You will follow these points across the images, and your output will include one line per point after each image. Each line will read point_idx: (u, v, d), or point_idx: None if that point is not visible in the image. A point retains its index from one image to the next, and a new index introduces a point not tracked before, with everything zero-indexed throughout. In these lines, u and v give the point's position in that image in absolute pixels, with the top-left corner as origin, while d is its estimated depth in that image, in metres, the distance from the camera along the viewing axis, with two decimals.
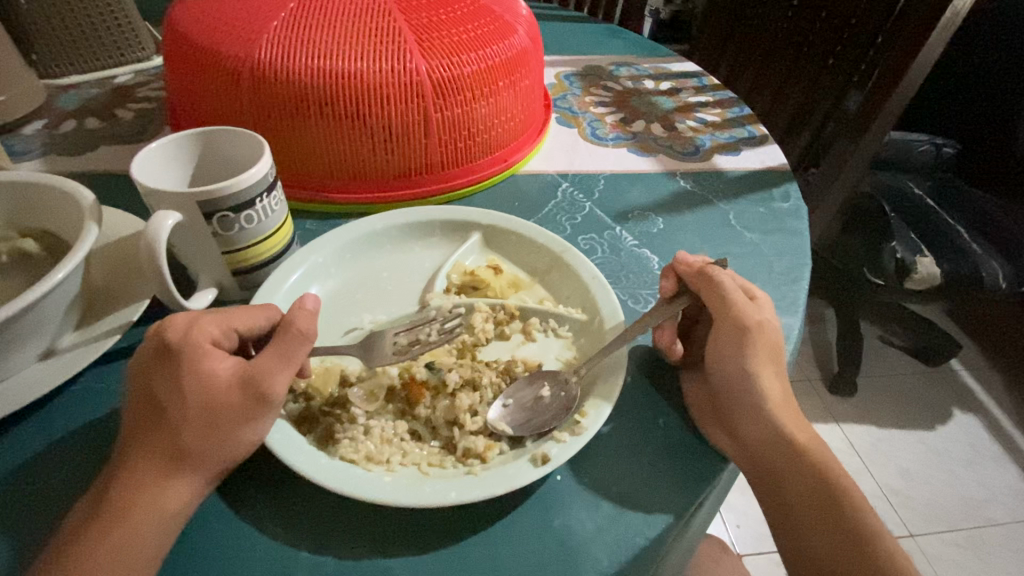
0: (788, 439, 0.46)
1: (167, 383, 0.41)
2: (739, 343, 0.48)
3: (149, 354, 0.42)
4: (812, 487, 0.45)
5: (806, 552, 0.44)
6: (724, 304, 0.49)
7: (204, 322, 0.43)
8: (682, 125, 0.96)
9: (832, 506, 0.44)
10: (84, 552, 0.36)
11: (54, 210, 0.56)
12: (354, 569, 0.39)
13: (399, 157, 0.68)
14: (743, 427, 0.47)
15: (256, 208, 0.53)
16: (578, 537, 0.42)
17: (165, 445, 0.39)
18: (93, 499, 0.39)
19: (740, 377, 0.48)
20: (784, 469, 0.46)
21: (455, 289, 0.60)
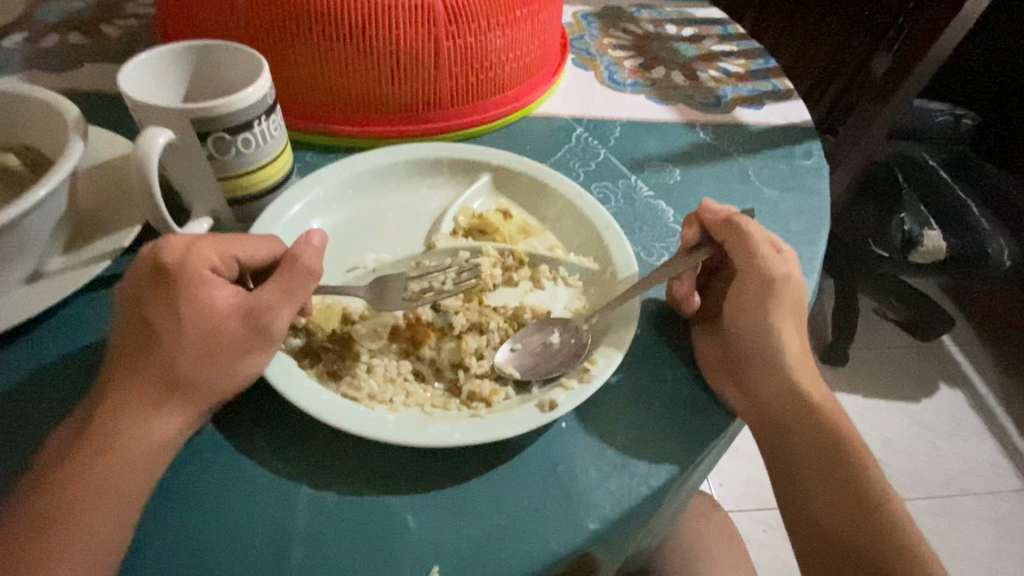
0: (800, 394, 0.45)
1: (160, 306, 0.39)
2: (761, 296, 0.47)
3: (141, 276, 0.40)
4: (820, 446, 0.44)
5: (805, 508, 0.43)
6: (750, 255, 0.48)
7: (201, 246, 0.40)
8: (704, 74, 0.91)
9: (838, 465, 0.43)
10: (72, 474, 0.35)
11: (35, 125, 0.52)
12: (354, 506, 0.38)
13: (407, 89, 0.64)
14: (755, 382, 0.46)
15: (254, 131, 0.49)
16: (582, 482, 0.41)
17: (156, 372, 0.37)
18: (80, 422, 0.37)
19: (758, 330, 0.47)
20: (792, 424, 0.45)
21: (462, 232, 0.58)
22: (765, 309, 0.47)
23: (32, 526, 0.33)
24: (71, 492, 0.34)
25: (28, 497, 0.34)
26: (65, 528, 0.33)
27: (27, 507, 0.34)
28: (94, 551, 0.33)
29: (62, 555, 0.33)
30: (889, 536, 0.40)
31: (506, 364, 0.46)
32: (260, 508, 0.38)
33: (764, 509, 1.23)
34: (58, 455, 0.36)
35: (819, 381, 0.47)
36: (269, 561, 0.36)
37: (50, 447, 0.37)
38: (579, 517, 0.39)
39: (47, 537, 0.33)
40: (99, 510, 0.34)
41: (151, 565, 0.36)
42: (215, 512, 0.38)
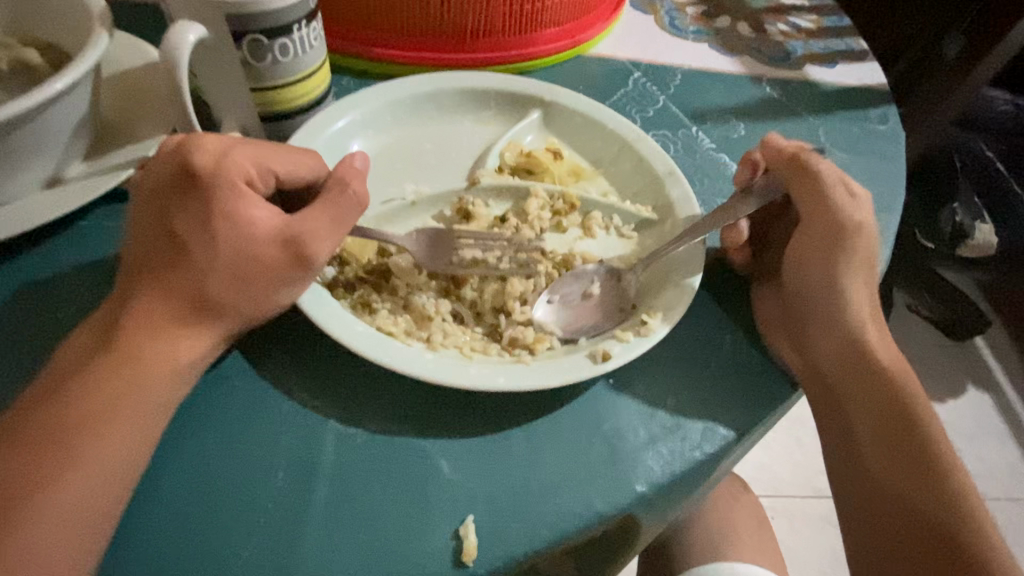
0: (868, 359, 0.41)
1: (189, 217, 0.35)
2: (831, 247, 0.43)
3: (166, 179, 0.36)
4: (884, 416, 0.40)
5: (865, 480, 0.39)
6: (817, 202, 0.44)
7: (236, 154, 0.37)
8: (771, 27, 0.79)
9: (902, 434, 0.39)
10: (88, 388, 0.32)
11: (59, 18, 0.48)
12: (386, 447, 0.35)
13: (454, 11, 0.59)
14: (815, 340, 0.43)
15: (292, 38, 0.45)
16: (629, 440, 0.37)
17: (182, 287, 0.34)
18: (96, 333, 0.34)
19: (826, 285, 0.43)
20: (849, 387, 0.41)
21: (508, 169, 0.53)
22: (833, 265, 0.43)
23: (38, 440, 0.30)
24: (88, 407, 0.31)
25: (31, 409, 0.31)
26: (75, 444, 0.31)
27: (32, 420, 0.31)
28: (108, 470, 0.31)
29: (73, 473, 0.30)
30: (958, 521, 0.37)
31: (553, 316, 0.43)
32: (285, 440, 0.35)
33: (775, 495, 1.19)
34: (72, 368, 0.33)
35: (893, 348, 0.43)
36: (293, 489, 0.34)
37: (59, 358, 0.34)
38: (622, 475, 0.36)
39: (55, 452, 0.30)
40: (116, 428, 0.31)
41: (167, 489, 0.33)
42: (236, 438, 0.35)
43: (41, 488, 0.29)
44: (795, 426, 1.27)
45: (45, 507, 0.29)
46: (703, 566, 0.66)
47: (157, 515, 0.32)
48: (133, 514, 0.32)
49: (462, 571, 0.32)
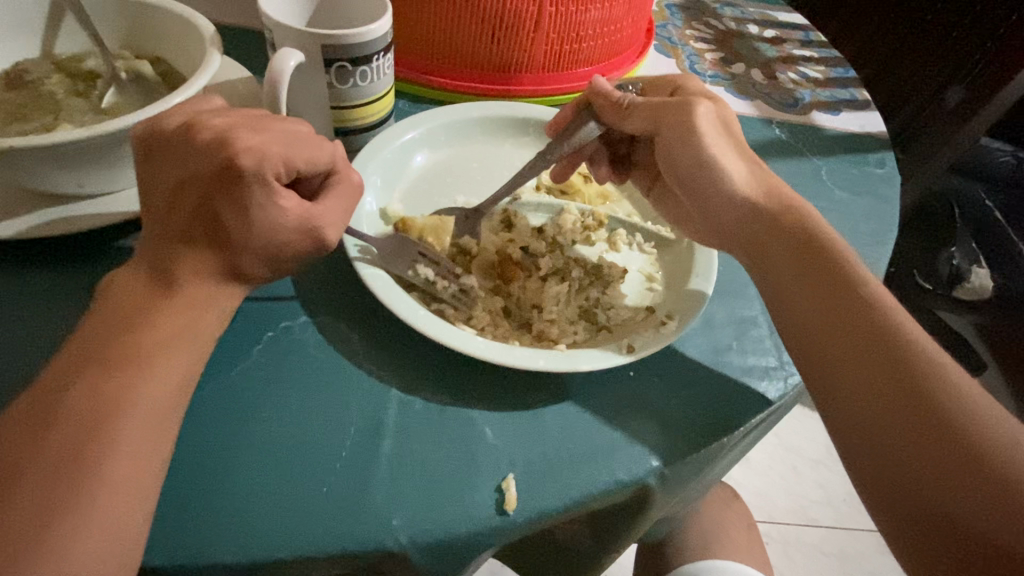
0: (828, 282, 0.42)
1: (227, 203, 0.38)
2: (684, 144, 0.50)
3: (203, 167, 0.38)
4: (823, 288, 0.42)
5: (826, 372, 0.40)
6: (658, 116, 0.52)
7: (266, 146, 0.39)
8: (782, 75, 0.87)
9: (847, 307, 0.41)
10: (141, 337, 0.35)
11: (170, 37, 0.55)
12: (440, 414, 0.42)
13: (504, 48, 0.67)
14: (783, 283, 0.44)
15: (372, 65, 0.52)
16: (647, 423, 0.43)
17: (225, 257, 0.39)
18: (144, 282, 0.38)
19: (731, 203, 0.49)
20: (786, 272, 0.44)
21: (546, 189, 0.61)
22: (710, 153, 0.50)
23: (99, 381, 0.34)
24: (135, 350, 0.35)
25: (90, 350, 0.35)
26: (135, 391, 0.34)
27: (91, 360, 0.34)
28: (160, 416, 0.34)
29: (130, 417, 0.33)
30: (925, 384, 0.37)
31: (574, 306, 0.50)
32: (356, 405, 0.41)
33: (769, 520, 1.23)
34: (123, 312, 0.36)
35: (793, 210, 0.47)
36: (360, 443, 0.40)
37: (106, 301, 0.37)
38: (642, 451, 0.42)
39: (109, 397, 0.33)
40: (168, 378, 0.35)
41: (257, 438, 0.39)
42: (312, 400, 0.41)
43: (101, 430, 0.32)
44: (791, 455, 1.31)
45: (107, 448, 0.32)
46: (698, 563, 0.72)
47: (245, 465, 0.38)
48: (208, 450, 0.38)
49: (505, 518, 0.37)
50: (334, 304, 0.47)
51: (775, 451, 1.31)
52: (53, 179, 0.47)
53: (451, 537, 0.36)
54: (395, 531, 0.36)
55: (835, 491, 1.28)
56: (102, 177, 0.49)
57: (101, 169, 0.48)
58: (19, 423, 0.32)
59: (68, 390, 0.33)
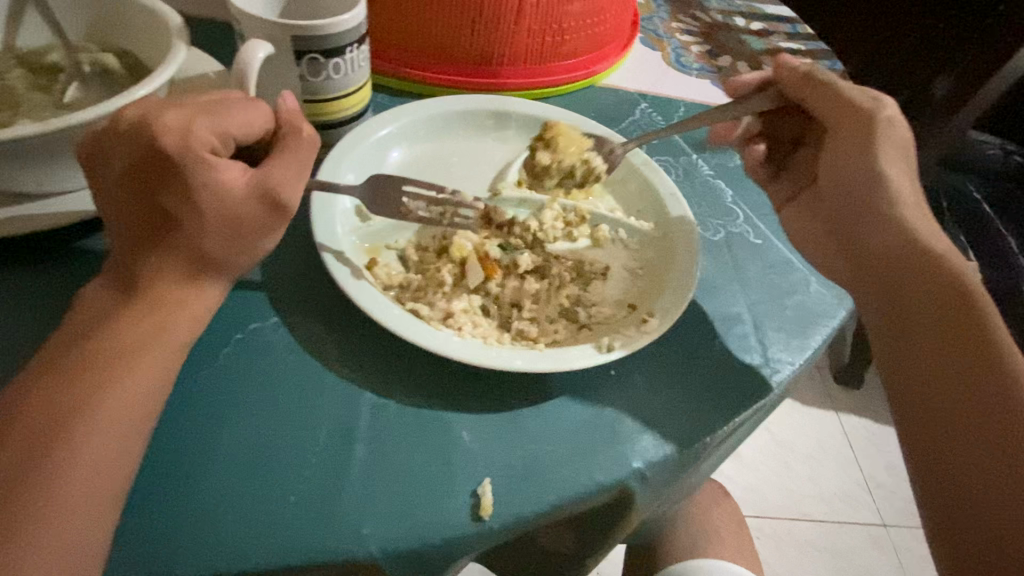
0: (951, 297, 0.42)
1: (172, 189, 0.37)
2: (862, 146, 0.50)
3: (138, 155, 0.37)
4: (942, 300, 0.42)
5: (917, 372, 0.40)
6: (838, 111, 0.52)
7: (188, 122, 0.37)
8: (769, 68, 0.86)
9: (959, 321, 0.41)
10: (100, 350, 0.35)
11: (136, 31, 0.54)
12: (413, 417, 0.40)
13: (484, 41, 0.66)
14: (901, 302, 0.43)
15: (345, 57, 0.51)
16: (629, 424, 0.42)
17: (185, 248, 0.37)
18: (114, 290, 0.37)
19: (890, 211, 0.48)
20: (905, 277, 0.44)
21: (526, 184, 0.59)
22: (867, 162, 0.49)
23: (56, 399, 0.33)
24: (96, 353, 0.34)
25: (50, 366, 0.34)
26: (89, 410, 0.33)
27: (50, 376, 0.34)
28: (113, 434, 0.33)
29: (84, 437, 0.32)
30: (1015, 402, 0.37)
31: (554, 304, 0.49)
32: (327, 409, 0.40)
33: (761, 515, 1.23)
34: (88, 326, 0.36)
35: (873, 208, 0.48)
36: (330, 448, 0.38)
37: (76, 317, 0.37)
38: (624, 454, 0.41)
39: (69, 401, 0.33)
40: (122, 394, 0.34)
41: (222, 443, 0.38)
42: (280, 404, 0.40)
43: (56, 451, 0.32)
44: (783, 450, 1.31)
45: (65, 456, 0.32)
46: (688, 561, 0.71)
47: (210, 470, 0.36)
48: (169, 456, 0.37)
49: (481, 525, 0.36)
50: (307, 304, 0.46)
51: (767, 446, 1.31)
52: (11, 177, 0.45)
53: (424, 546, 0.35)
54: (366, 540, 0.35)
55: (826, 485, 1.28)
56: (63, 174, 0.47)
57: (60, 166, 0.46)
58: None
59: (25, 410, 0.32)
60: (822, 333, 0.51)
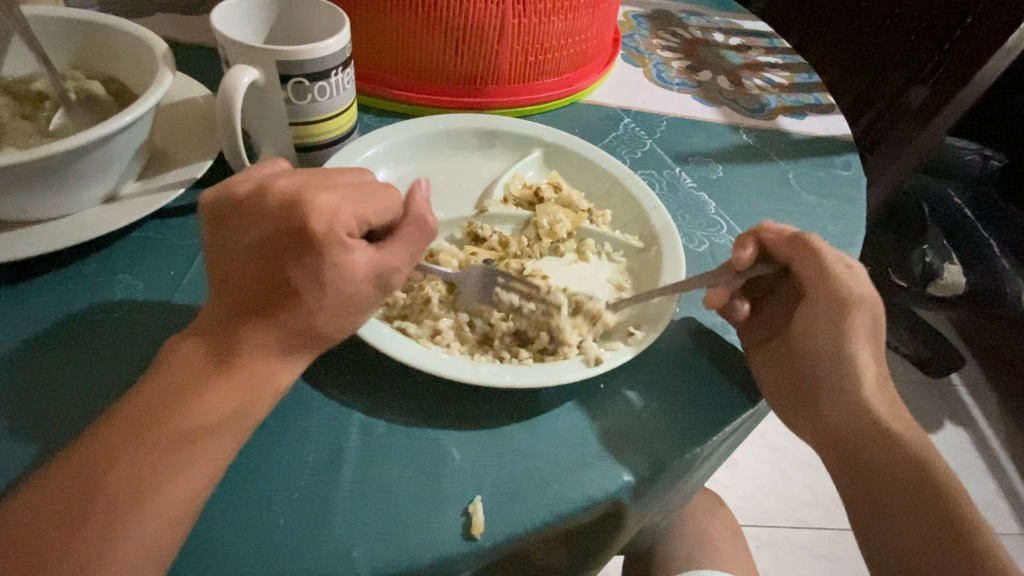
0: (917, 473, 0.43)
1: (301, 266, 0.36)
2: (837, 309, 0.47)
3: (275, 234, 0.36)
4: (916, 485, 0.43)
5: (884, 546, 0.42)
6: (823, 275, 0.48)
7: (338, 206, 0.37)
8: (748, 82, 0.88)
9: (927, 498, 0.42)
10: (175, 429, 0.33)
11: (123, 59, 0.54)
12: (406, 437, 0.40)
13: (468, 61, 0.67)
14: (867, 481, 0.45)
15: (330, 81, 0.51)
16: (618, 438, 0.42)
17: (282, 321, 0.37)
18: (200, 353, 0.36)
19: (845, 407, 0.47)
20: (872, 452, 0.45)
21: (513, 200, 0.60)
22: (846, 335, 0.47)
23: (126, 468, 0.32)
24: (180, 422, 0.34)
25: (127, 430, 0.33)
26: (161, 478, 0.32)
27: (126, 443, 0.33)
28: (166, 520, 0.32)
29: (134, 519, 0.31)
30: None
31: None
32: (319, 433, 0.40)
33: (759, 525, 1.22)
34: (162, 394, 0.34)
35: (844, 378, 0.47)
36: (324, 476, 0.38)
37: (156, 377, 0.35)
38: (615, 469, 0.41)
39: (139, 469, 0.32)
40: (183, 479, 0.33)
41: (242, 480, 0.37)
42: (282, 433, 0.40)
43: (118, 518, 0.31)
44: (778, 457, 1.31)
45: (128, 523, 0.31)
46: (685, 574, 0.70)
47: (239, 514, 0.36)
48: (221, 519, 0.35)
49: (473, 544, 0.36)
50: None
51: (762, 453, 1.31)
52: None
53: (416, 566, 0.35)
54: (356, 563, 0.34)
55: (823, 491, 1.28)
56: (49, 203, 0.46)
57: (46, 193, 0.45)
58: (45, 507, 0.31)
59: (97, 476, 0.32)
60: None
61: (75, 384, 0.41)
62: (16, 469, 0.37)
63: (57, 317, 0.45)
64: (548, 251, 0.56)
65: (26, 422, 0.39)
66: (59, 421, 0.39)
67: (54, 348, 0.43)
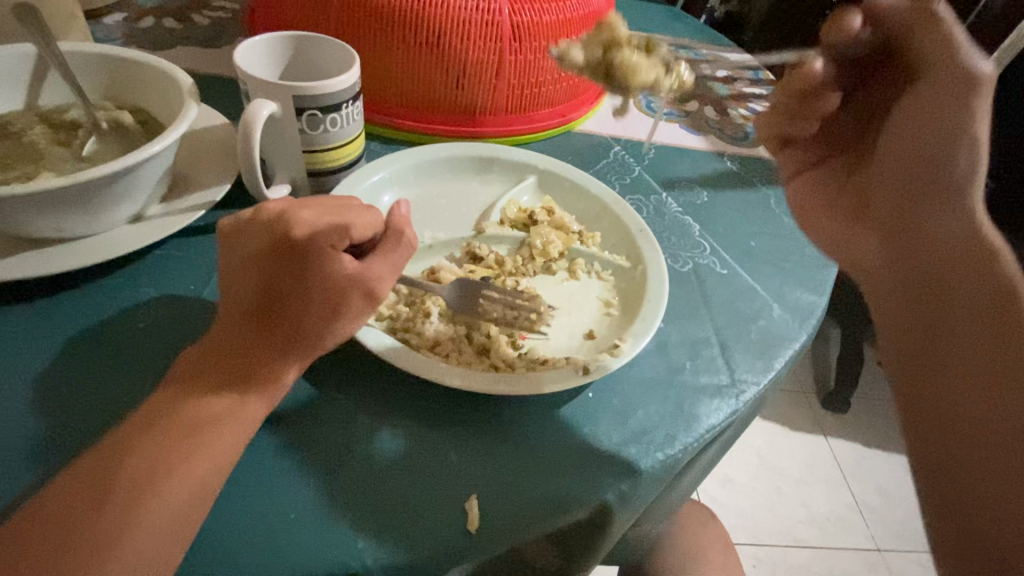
0: (971, 275, 0.43)
1: (289, 265, 0.41)
2: (959, 100, 0.45)
3: (267, 244, 0.43)
4: (983, 306, 0.42)
5: (946, 358, 0.42)
6: (944, 53, 0.46)
7: (319, 224, 0.43)
8: (733, 111, 0.93)
9: (992, 316, 0.42)
10: (187, 419, 0.38)
11: (150, 91, 0.59)
12: (407, 440, 0.44)
13: (468, 94, 0.72)
14: (929, 301, 0.44)
15: (341, 113, 0.56)
16: (608, 441, 0.46)
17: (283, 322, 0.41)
18: (212, 356, 0.40)
19: (942, 221, 0.46)
20: (948, 271, 0.44)
21: (509, 222, 0.64)
22: (971, 107, 0.45)
23: (149, 460, 0.36)
24: (198, 418, 0.38)
25: (151, 425, 0.37)
26: (181, 467, 0.36)
27: (147, 436, 0.37)
28: (185, 511, 0.35)
29: (156, 506, 0.35)
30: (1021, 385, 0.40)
31: (557, 337, 0.53)
32: (328, 434, 0.43)
33: (755, 543, 1.23)
34: (184, 387, 0.39)
35: (956, 129, 0.46)
36: (331, 475, 0.41)
37: (174, 380, 0.40)
38: (602, 469, 0.44)
39: (159, 460, 0.36)
40: (200, 469, 0.36)
41: (254, 477, 0.40)
42: (292, 435, 0.43)
43: (142, 505, 0.34)
44: (773, 475, 1.33)
45: (150, 509, 0.34)
46: None
47: (254, 509, 0.39)
48: (237, 512, 0.39)
49: (469, 538, 0.39)
50: None
51: (758, 471, 1.33)
52: (35, 226, 0.48)
53: (415, 557, 0.38)
54: (361, 553, 0.38)
55: (818, 509, 1.30)
56: (82, 223, 0.51)
57: (80, 215, 0.50)
58: (77, 496, 0.34)
59: (122, 466, 0.35)
60: (785, 354, 0.56)
61: (103, 391, 0.44)
62: (47, 469, 0.40)
63: (85, 329, 0.48)
64: (537, 269, 0.60)
65: (58, 426, 0.42)
66: (87, 424, 0.42)
67: (83, 358, 0.46)
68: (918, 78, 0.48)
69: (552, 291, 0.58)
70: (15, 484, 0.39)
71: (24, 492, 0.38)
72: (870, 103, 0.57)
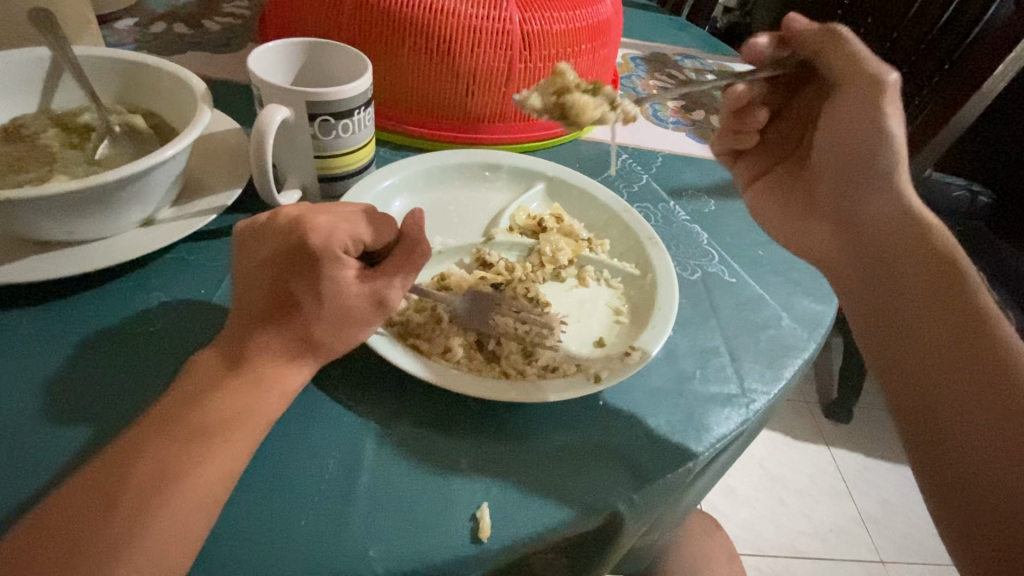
0: (939, 270, 0.44)
1: (301, 270, 0.42)
2: (865, 102, 0.54)
3: (279, 249, 0.43)
4: (936, 278, 0.44)
5: (901, 326, 0.44)
6: (851, 60, 0.55)
7: (334, 226, 0.44)
8: None
9: (948, 289, 0.43)
10: (196, 424, 0.37)
11: (163, 95, 0.59)
12: (417, 447, 0.43)
13: (477, 101, 0.73)
14: (881, 282, 0.48)
15: (353, 119, 0.56)
16: (619, 450, 0.46)
17: (295, 326, 0.41)
18: (222, 361, 0.40)
19: (877, 202, 0.53)
20: (889, 244, 0.49)
21: (518, 229, 0.64)
22: (875, 107, 0.54)
23: (158, 465, 0.35)
24: (208, 423, 0.37)
25: (161, 429, 0.37)
26: (191, 471, 0.36)
27: (157, 441, 0.36)
28: (195, 516, 0.35)
29: (164, 511, 0.34)
30: (989, 348, 0.40)
31: (567, 345, 0.53)
32: (338, 440, 0.43)
33: (758, 554, 1.22)
34: (194, 390, 0.39)
35: (868, 130, 0.55)
36: (341, 482, 0.41)
37: (183, 384, 0.40)
38: (612, 478, 0.44)
39: (169, 465, 0.35)
40: (210, 475, 0.36)
41: (264, 484, 0.40)
42: (302, 441, 0.43)
43: (150, 510, 0.34)
44: (776, 485, 1.33)
45: (159, 515, 0.34)
46: None
47: (263, 516, 0.38)
48: (245, 518, 0.38)
49: (480, 547, 0.39)
50: None
51: (760, 481, 1.33)
52: (47, 228, 0.48)
53: (425, 565, 0.38)
54: (371, 562, 0.37)
55: (821, 520, 1.29)
56: (93, 226, 0.51)
57: (91, 218, 0.50)
58: (85, 501, 0.34)
59: (130, 471, 0.35)
60: (794, 364, 0.56)
61: (113, 394, 0.44)
62: (56, 473, 0.39)
63: (95, 333, 0.48)
64: (547, 276, 0.60)
65: (66, 430, 0.42)
66: (97, 428, 0.42)
67: (93, 361, 0.46)
68: (839, 84, 0.57)
69: (561, 298, 0.58)
70: (25, 486, 0.39)
71: (34, 495, 0.38)
72: (794, 116, 0.68)
